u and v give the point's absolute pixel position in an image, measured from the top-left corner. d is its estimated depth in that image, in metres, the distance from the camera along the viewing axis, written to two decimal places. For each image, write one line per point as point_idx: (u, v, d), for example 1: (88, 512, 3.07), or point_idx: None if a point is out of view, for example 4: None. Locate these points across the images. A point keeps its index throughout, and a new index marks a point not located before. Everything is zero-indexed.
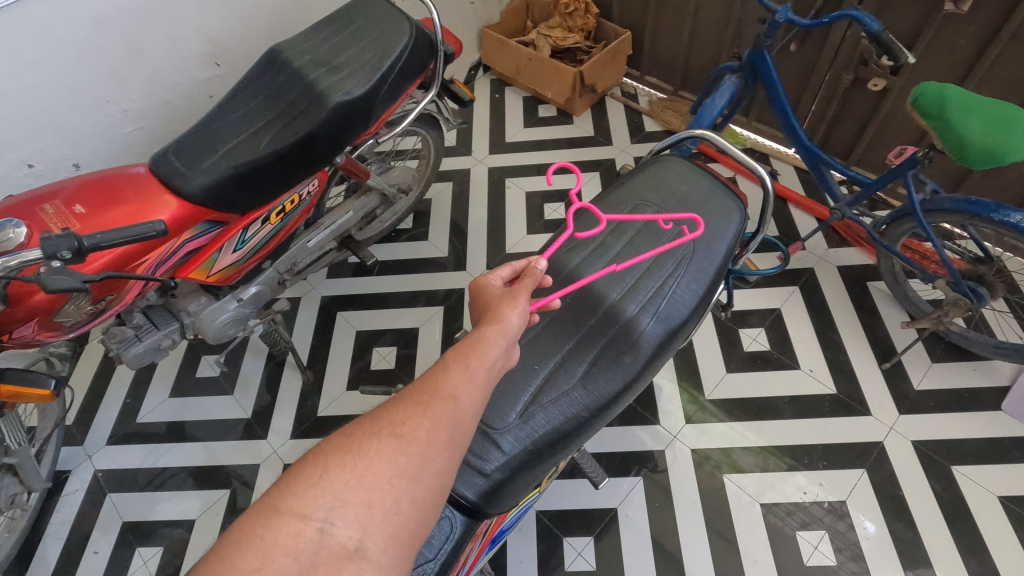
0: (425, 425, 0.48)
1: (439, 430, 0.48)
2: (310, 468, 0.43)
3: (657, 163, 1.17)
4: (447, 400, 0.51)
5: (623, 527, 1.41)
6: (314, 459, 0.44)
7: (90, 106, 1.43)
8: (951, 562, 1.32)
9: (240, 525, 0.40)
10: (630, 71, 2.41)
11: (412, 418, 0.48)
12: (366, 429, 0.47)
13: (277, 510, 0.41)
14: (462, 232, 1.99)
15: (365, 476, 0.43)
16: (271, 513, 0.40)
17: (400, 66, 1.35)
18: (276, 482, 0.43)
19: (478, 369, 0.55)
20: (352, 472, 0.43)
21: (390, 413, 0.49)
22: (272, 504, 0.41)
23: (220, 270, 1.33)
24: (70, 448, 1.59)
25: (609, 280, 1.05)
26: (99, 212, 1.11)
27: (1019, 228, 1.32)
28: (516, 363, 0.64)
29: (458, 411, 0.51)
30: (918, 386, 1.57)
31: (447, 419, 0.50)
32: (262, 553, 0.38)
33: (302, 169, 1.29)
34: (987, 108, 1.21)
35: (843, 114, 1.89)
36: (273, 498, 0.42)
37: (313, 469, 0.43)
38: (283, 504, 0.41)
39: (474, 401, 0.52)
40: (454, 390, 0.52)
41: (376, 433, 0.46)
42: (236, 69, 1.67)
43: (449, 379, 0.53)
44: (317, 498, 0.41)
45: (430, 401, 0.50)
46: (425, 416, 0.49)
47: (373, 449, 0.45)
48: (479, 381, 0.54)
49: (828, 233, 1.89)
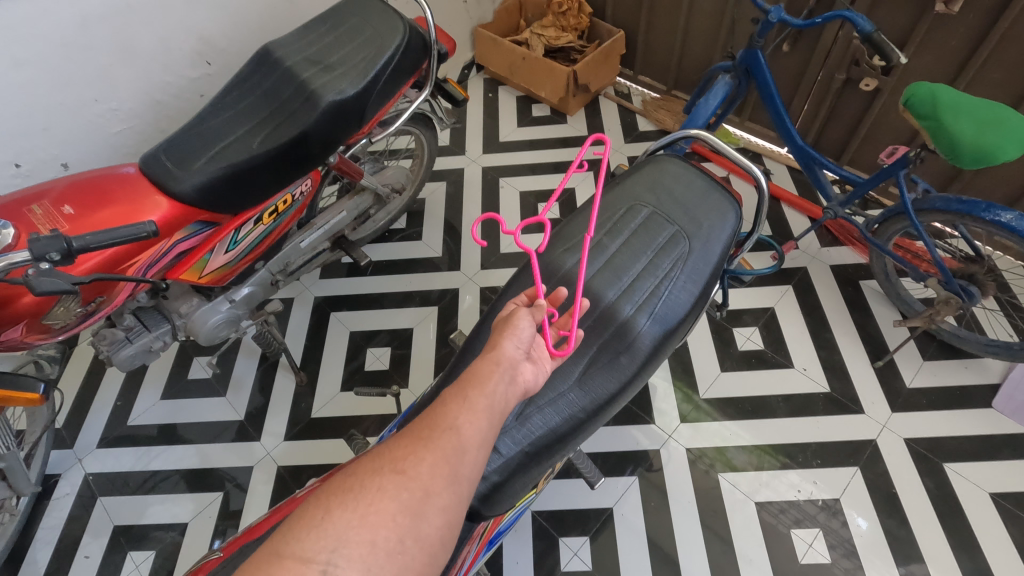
0: (427, 460, 0.47)
1: (442, 463, 0.48)
2: (312, 510, 0.43)
3: (652, 164, 1.17)
4: (449, 432, 0.50)
5: (619, 527, 1.41)
6: (316, 501, 0.44)
7: (79, 106, 1.42)
8: (944, 559, 1.33)
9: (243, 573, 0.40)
10: (624, 70, 2.41)
11: (413, 453, 0.48)
12: (368, 467, 0.46)
13: (280, 555, 0.40)
14: (456, 232, 1.98)
15: (367, 515, 0.42)
16: (274, 559, 0.40)
17: (393, 66, 1.34)
18: (278, 527, 0.43)
19: (477, 399, 0.55)
20: (354, 510, 0.43)
21: (392, 450, 0.48)
22: (274, 550, 0.41)
23: (213, 271, 1.31)
24: (60, 452, 1.57)
25: (605, 281, 1.04)
26: (89, 213, 1.10)
27: (1009, 227, 1.33)
28: (522, 389, 0.63)
29: (461, 442, 0.50)
30: (911, 384, 1.58)
31: (450, 451, 0.49)
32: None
33: (294, 169, 1.27)
34: (978, 107, 1.22)
35: (835, 114, 1.90)
36: (276, 544, 0.41)
37: (315, 511, 0.43)
38: (286, 549, 0.40)
39: (477, 430, 0.52)
40: (454, 422, 0.51)
41: (378, 471, 0.46)
42: (227, 68, 1.65)
43: (449, 411, 0.52)
44: (320, 539, 0.40)
45: (431, 436, 0.50)
46: (427, 450, 0.48)
47: (375, 487, 0.44)
48: (479, 410, 0.54)
49: (821, 233, 1.90)
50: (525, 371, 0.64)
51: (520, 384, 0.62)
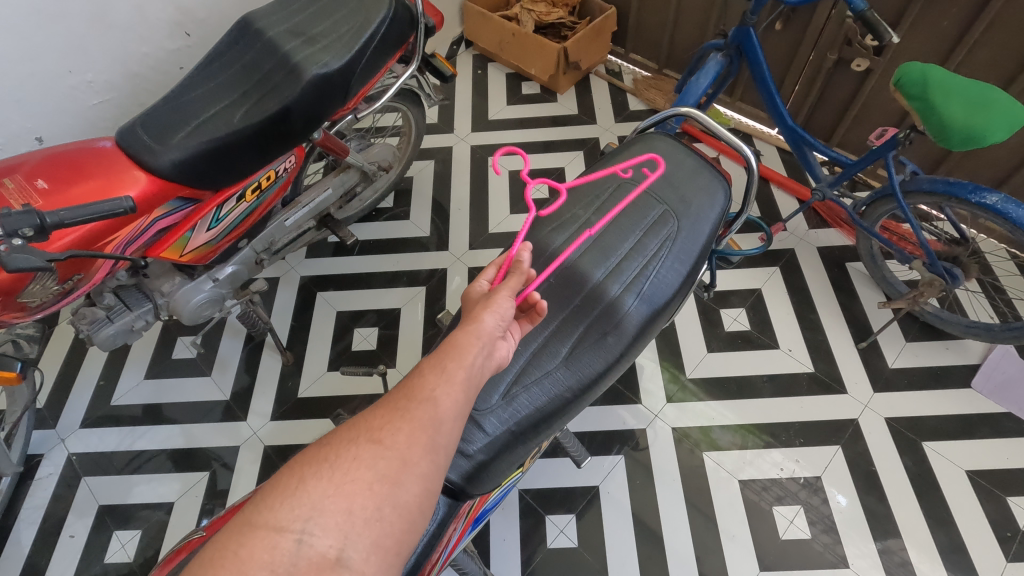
0: (404, 430, 0.47)
1: (419, 433, 0.47)
2: (286, 480, 0.42)
3: (641, 142, 1.16)
4: (426, 403, 0.50)
5: (604, 505, 1.43)
6: (289, 472, 0.43)
7: (52, 77, 1.37)
8: (920, 534, 1.37)
9: (214, 545, 0.39)
10: (615, 48, 2.38)
11: (390, 423, 0.47)
12: (343, 436, 0.45)
13: (252, 525, 0.39)
14: (444, 211, 1.96)
15: (343, 484, 0.42)
16: (247, 528, 0.39)
17: (379, 38, 1.30)
18: (251, 497, 0.42)
19: (456, 372, 0.54)
20: (329, 480, 0.42)
21: (367, 418, 0.47)
22: (248, 520, 0.40)
23: (194, 249, 1.29)
24: (42, 432, 1.55)
25: (592, 260, 1.03)
26: (63, 187, 1.07)
27: (994, 209, 1.34)
28: (501, 361, 0.62)
29: (438, 414, 0.49)
30: (893, 364, 1.61)
31: (427, 422, 0.48)
32: (236, 569, 0.37)
33: (278, 145, 1.25)
34: (968, 87, 1.22)
35: (827, 94, 1.89)
36: (248, 514, 0.41)
37: (289, 481, 0.42)
38: (259, 518, 0.40)
39: (454, 402, 0.51)
40: (431, 393, 0.51)
41: (354, 440, 0.45)
42: (206, 40, 1.60)
43: (426, 382, 0.52)
44: (294, 509, 0.40)
45: (408, 406, 0.49)
46: (404, 420, 0.48)
47: (350, 457, 0.44)
48: (457, 382, 0.53)
49: (808, 215, 1.91)
50: (502, 346, 0.64)
51: (495, 360, 0.61)
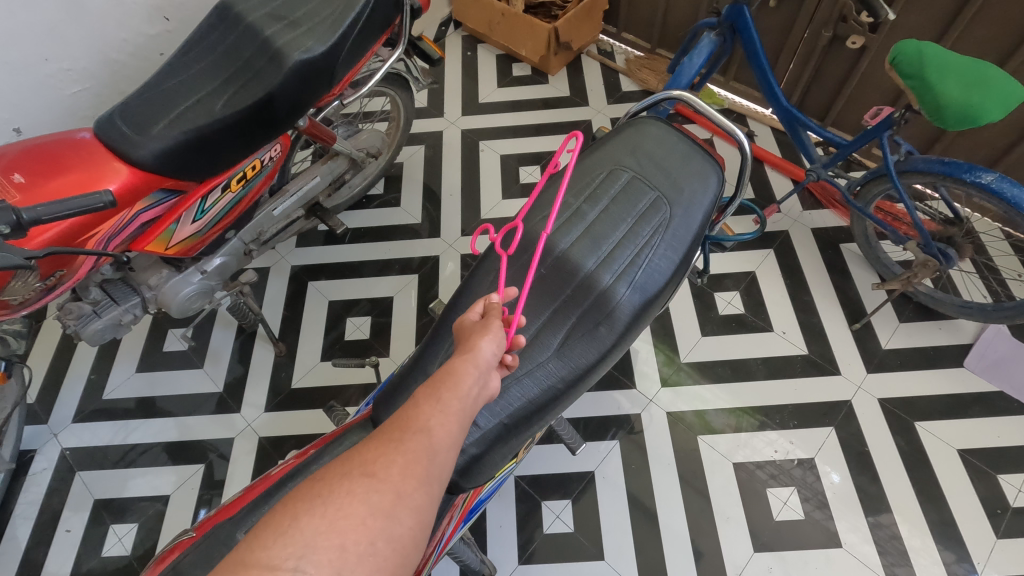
0: (398, 461, 0.45)
1: (413, 465, 0.46)
2: (279, 516, 0.41)
3: (633, 125, 1.13)
4: (420, 434, 0.48)
5: (600, 489, 1.44)
6: (283, 507, 0.42)
7: (27, 66, 1.32)
8: (912, 512, 1.38)
9: None
10: (607, 27, 2.33)
11: (384, 455, 0.46)
12: (337, 470, 0.44)
13: (244, 564, 0.38)
14: (435, 197, 1.94)
15: (336, 519, 0.40)
16: (239, 567, 0.38)
17: (364, 21, 1.26)
18: (244, 534, 0.41)
19: (450, 402, 0.52)
20: (322, 516, 0.40)
21: (361, 452, 0.46)
22: (240, 558, 0.39)
23: (180, 242, 1.27)
24: (34, 427, 1.54)
25: (584, 249, 1.01)
26: (41, 181, 1.04)
27: (990, 188, 1.33)
28: (496, 392, 0.60)
29: (432, 445, 0.48)
30: (886, 344, 1.61)
31: (421, 453, 0.47)
32: None
33: (262, 133, 1.22)
34: (965, 65, 1.20)
35: (821, 73, 1.87)
36: (241, 553, 0.39)
37: (282, 518, 0.40)
38: (251, 557, 0.38)
39: (449, 432, 0.50)
40: (425, 423, 0.49)
41: (347, 474, 0.43)
42: (186, 24, 1.56)
43: (420, 413, 0.50)
44: (287, 546, 0.38)
45: (401, 437, 0.47)
46: (398, 452, 0.46)
47: (343, 491, 0.42)
48: (452, 412, 0.52)
49: (803, 196, 1.89)
50: (498, 376, 0.61)
51: (491, 391, 0.59)
